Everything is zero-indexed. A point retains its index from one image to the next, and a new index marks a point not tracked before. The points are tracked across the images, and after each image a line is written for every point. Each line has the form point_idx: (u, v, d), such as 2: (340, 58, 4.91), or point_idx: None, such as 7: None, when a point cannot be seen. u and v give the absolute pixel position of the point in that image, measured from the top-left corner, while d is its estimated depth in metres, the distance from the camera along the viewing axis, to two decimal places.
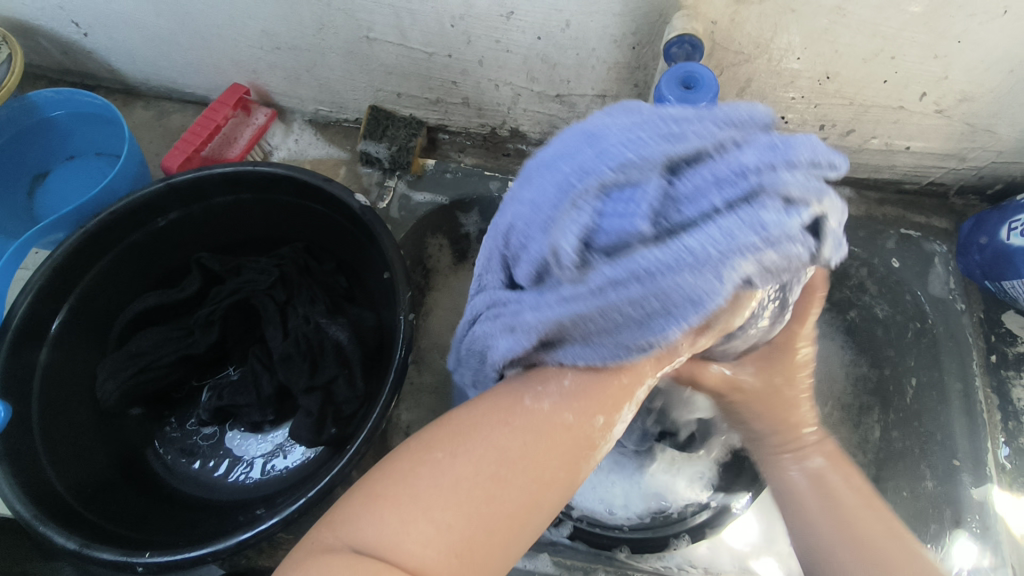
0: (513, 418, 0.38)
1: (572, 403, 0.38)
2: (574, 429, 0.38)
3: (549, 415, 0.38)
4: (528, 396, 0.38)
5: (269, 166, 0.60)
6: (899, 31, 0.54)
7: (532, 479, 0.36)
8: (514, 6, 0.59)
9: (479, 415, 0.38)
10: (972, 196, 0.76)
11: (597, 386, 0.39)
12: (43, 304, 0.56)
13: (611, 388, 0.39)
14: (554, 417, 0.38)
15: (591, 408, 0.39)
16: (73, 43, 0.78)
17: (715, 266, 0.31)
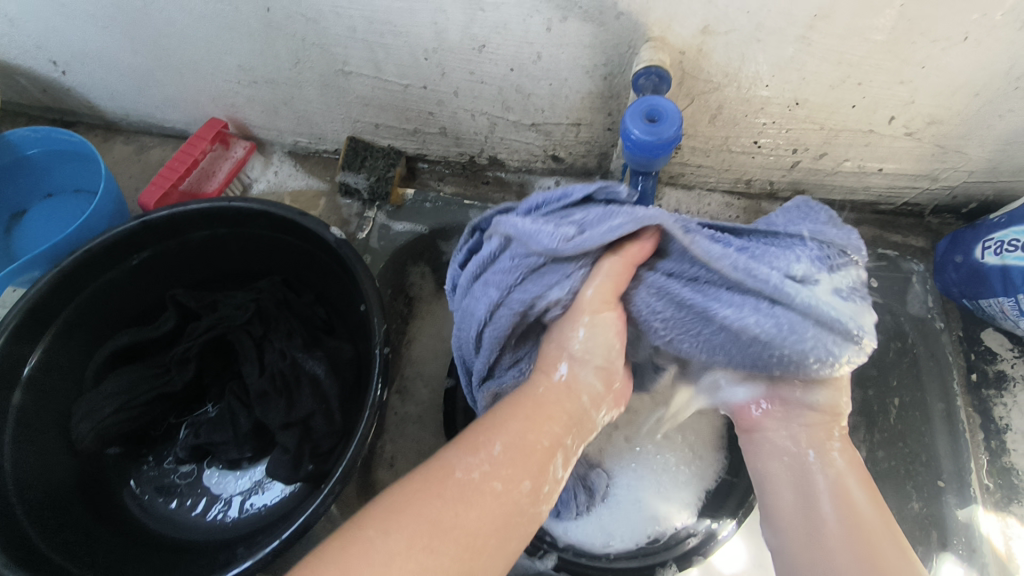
0: (445, 488, 0.38)
1: (501, 471, 0.40)
2: (503, 495, 0.39)
3: (475, 483, 0.39)
4: (460, 466, 0.40)
5: (244, 202, 0.61)
6: (863, 58, 0.55)
7: (460, 547, 0.37)
8: (485, 40, 0.60)
9: (413, 484, 0.39)
10: (948, 214, 0.76)
11: (518, 452, 0.40)
12: (17, 347, 0.56)
13: (535, 452, 0.41)
14: (483, 485, 0.39)
15: (518, 474, 0.40)
16: (51, 81, 0.78)
17: (484, 274, 0.47)
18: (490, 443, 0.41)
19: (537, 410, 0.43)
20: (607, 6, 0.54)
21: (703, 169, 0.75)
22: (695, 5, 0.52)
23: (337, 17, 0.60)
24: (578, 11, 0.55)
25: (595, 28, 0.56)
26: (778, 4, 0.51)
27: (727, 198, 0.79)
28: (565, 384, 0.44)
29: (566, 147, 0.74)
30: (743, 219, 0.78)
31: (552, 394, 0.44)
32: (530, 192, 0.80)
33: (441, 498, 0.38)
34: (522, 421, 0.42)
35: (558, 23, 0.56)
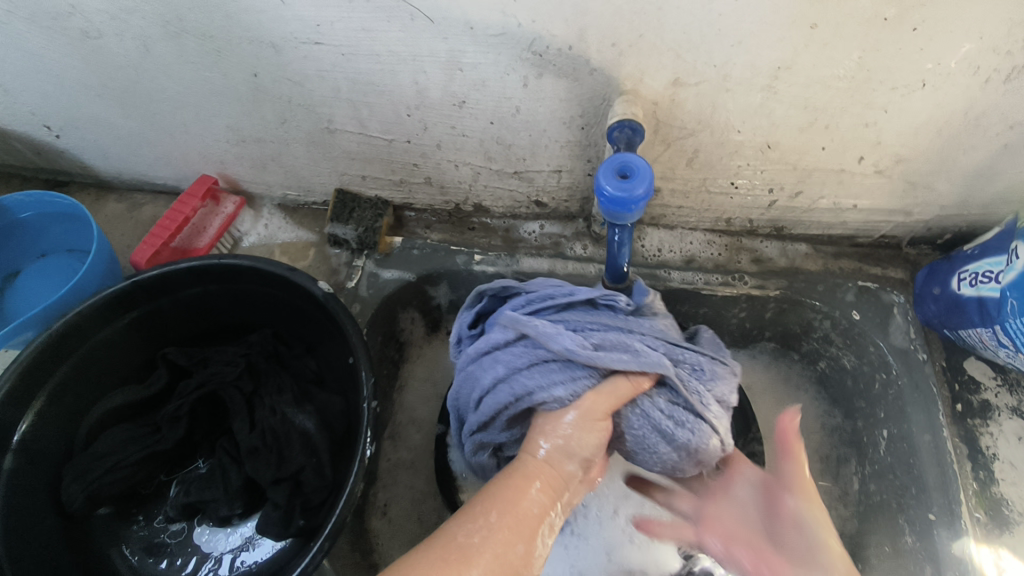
0: (447, 554, 0.44)
1: (494, 535, 0.45)
2: (501, 557, 0.44)
3: (474, 547, 0.44)
4: (460, 533, 0.45)
5: (234, 259, 0.62)
6: (828, 103, 0.57)
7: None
8: (465, 96, 0.62)
9: (416, 553, 0.44)
10: (924, 245, 0.78)
11: (510, 521, 0.46)
12: (9, 411, 0.56)
13: (527, 518, 0.46)
14: (482, 549, 0.44)
15: (514, 537, 0.45)
16: (44, 144, 0.80)
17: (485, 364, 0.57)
18: (486, 510, 0.46)
19: (523, 479, 0.49)
20: (580, 63, 0.56)
21: (684, 211, 0.76)
22: (664, 60, 0.54)
23: (321, 79, 0.62)
24: (552, 68, 0.57)
25: (570, 83, 0.58)
26: (743, 57, 0.53)
27: (709, 236, 0.79)
28: (554, 462, 0.50)
29: (549, 193, 0.76)
30: (725, 255, 0.78)
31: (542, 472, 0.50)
32: (515, 236, 0.81)
33: (443, 563, 0.43)
34: (512, 491, 0.48)
35: (534, 79, 0.59)
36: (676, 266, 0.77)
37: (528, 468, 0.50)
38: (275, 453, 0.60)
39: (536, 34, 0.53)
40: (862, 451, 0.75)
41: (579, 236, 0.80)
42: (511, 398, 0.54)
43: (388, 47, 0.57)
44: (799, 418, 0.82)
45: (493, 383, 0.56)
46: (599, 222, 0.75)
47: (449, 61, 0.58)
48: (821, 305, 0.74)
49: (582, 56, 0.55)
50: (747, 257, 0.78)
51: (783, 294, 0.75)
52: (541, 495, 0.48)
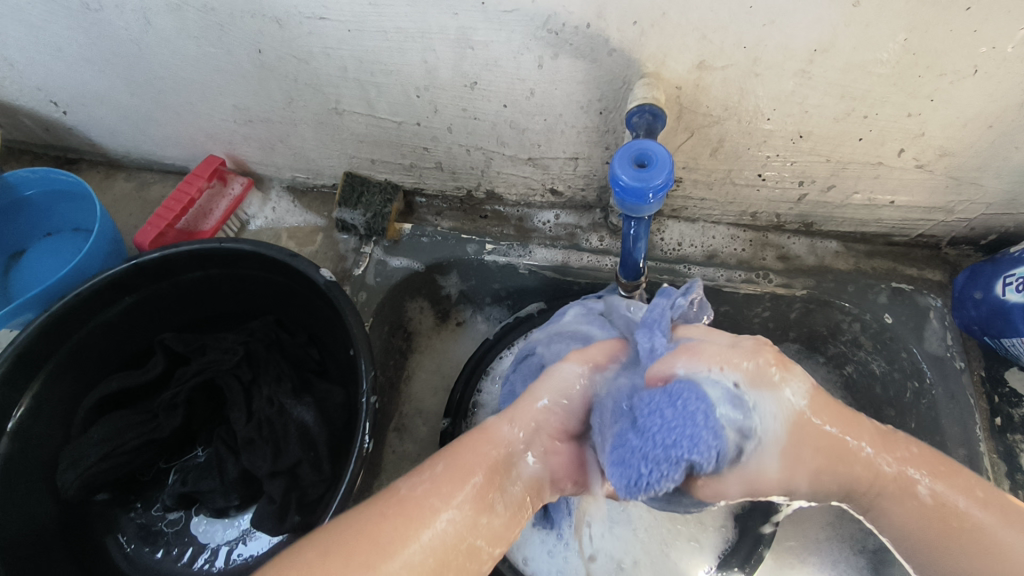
0: (387, 509, 0.44)
1: (439, 488, 0.45)
2: (446, 513, 0.43)
3: (419, 501, 0.44)
4: (402, 487, 0.45)
5: (236, 243, 0.60)
6: (868, 91, 0.53)
7: (398, 558, 0.41)
8: (476, 77, 0.59)
9: (359, 507, 0.44)
10: (966, 245, 0.73)
11: (461, 468, 0.46)
12: (6, 394, 0.55)
13: (474, 471, 0.46)
14: (425, 502, 0.44)
15: (458, 488, 0.45)
16: (53, 121, 0.79)
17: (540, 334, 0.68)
18: (433, 464, 0.46)
19: (486, 433, 0.49)
20: (599, 43, 0.52)
21: (706, 203, 0.72)
22: (689, 41, 0.51)
23: (327, 57, 0.59)
24: (569, 48, 0.53)
25: (587, 64, 0.55)
26: (775, 38, 0.49)
27: (733, 230, 0.75)
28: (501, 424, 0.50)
29: (565, 181, 0.72)
30: (749, 252, 0.74)
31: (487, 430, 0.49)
32: (528, 225, 0.78)
33: (385, 516, 0.43)
34: (462, 448, 0.48)
35: (549, 60, 0.55)
36: (697, 261, 0.73)
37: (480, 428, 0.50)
38: (272, 445, 0.58)
39: (552, 11, 0.50)
40: None
41: (596, 228, 0.76)
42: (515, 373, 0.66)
43: (395, 23, 0.54)
44: None
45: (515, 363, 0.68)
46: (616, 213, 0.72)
47: (459, 39, 0.55)
48: (851, 307, 0.70)
49: (601, 35, 0.52)
50: (773, 253, 0.74)
51: (810, 294, 0.71)
52: (490, 449, 0.48)
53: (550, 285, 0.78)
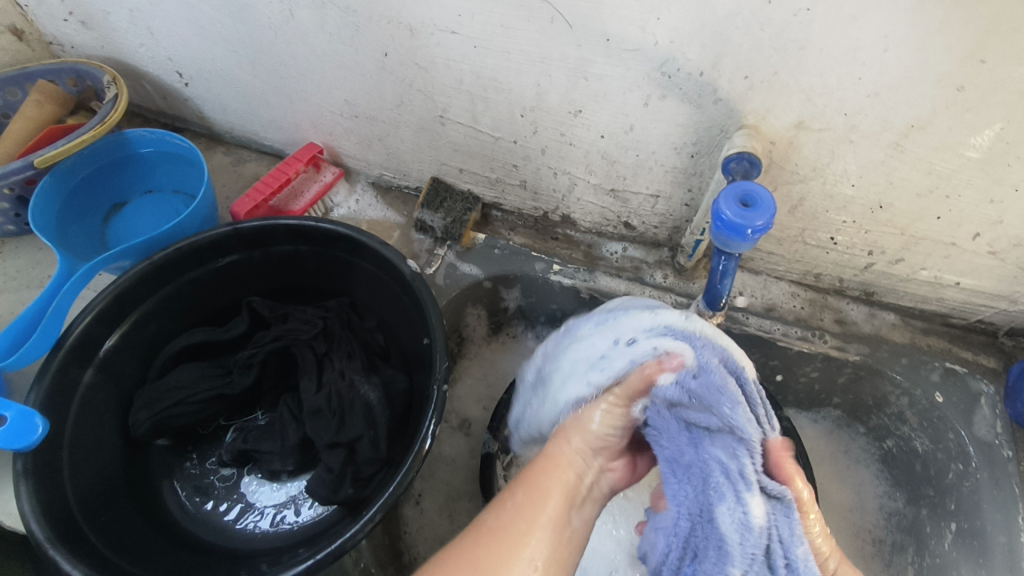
0: (480, 537, 0.45)
1: (522, 517, 0.46)
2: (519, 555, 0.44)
3: (489, 521, 0.46)
4: (491, 518, 0.46)
5: (331, 223, 0.64)
6: (955, 173, 0.56)
7: None
8: (582, 106, 0.62)
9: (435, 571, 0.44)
10: (1022, 337, 0.74)
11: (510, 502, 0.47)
12: (99, 327, 0.60)
13: (550, 506, 0.47)
14: (517, 533, 0.45)
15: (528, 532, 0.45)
16: (173, 90, 0.85)
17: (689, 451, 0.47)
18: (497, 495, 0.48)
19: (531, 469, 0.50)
20: (707, 91, 0.56)
21: (773, 257, 0.75)
22: (792, 101, 0.54)
23: (447, 67, 0.64)
24: (678, 92, 0.57)
25: (691, 110, 0.58)
26: (878, 110, 0.52)
27: (794, 287, 0.77)
28: (580, 449, 0.50)
29: (640, 217, 0.75)
30: (808, 311, 0.76)
31: (556, 454, 0.50)
32: (596, 253, 0.81)
33: (484, 550, 0.45)
34: (534, 470, 0.49)
35: (656, 100, 0.59)
36: (756, 312, 0.75)
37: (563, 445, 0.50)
38: (337, 417, 0.60)
39: (671, 55, 0.54)
40: (921, 541, 0.72)
41: (662, 265, 0.79)
42: (782, 525, 0.43)
43: (520, 46, 0.58)
44: (856, 494, 0.79)
45: (800, 548, 0.42)
46: (686, 253, 0.74)
47: (576, 69, 0.59)
48: (902, 380, 0.72)
49: (711, 85, 0.55)
50: (831, 316, 0.75)
51: (863, 361, 0.73)
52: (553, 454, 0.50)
53: None
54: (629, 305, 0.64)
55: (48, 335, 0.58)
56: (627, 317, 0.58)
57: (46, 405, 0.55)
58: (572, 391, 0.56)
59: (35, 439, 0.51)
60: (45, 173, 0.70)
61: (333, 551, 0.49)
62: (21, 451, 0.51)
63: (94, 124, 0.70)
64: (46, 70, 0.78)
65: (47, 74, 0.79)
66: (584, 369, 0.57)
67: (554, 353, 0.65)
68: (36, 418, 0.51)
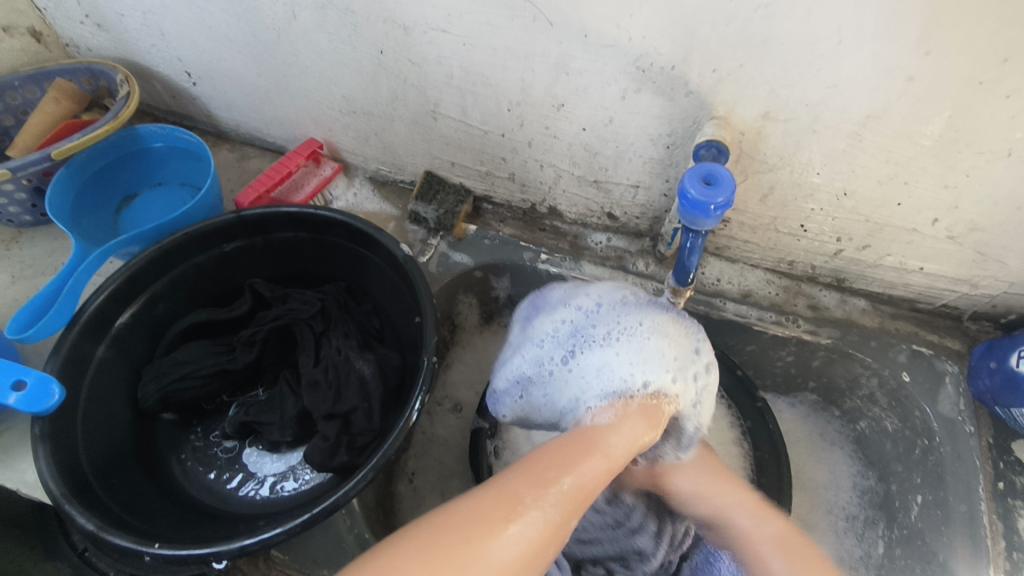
0: (504, 507, 0.45)
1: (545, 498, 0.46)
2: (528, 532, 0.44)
3: (517, 495, 0.46)
4: (526, 492, 0.46)
5: (329, 210, 0.68)
6: (910, 159, 0.60)
7: (503, 541, 0.44)
8: (565, 100, 0.67)
9: (458, 515, 0.45)
10: (986, 321, 0.77)
11: (545, 472, 0.48)
12: (111, 305, 0.64)
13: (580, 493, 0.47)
14: (541, 514, 0.45)
15: (553, 514, 0.46)
16: (182, 89, 0.90)
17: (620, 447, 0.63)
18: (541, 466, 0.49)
19: (576, 447, 0.51)
20: (678, 84, 0.60)
21: (749, 246, 0.79)
22: (758, 93, 0.58)
23: (439, 64, 0.69)
24: (652, 85, 0.61)
25: (665, 102, 0.63)
26: (836, 100, 0.57)
27: (769, 275, 0.81)
28: (620, 448, 0.51)
29: (623, 207, 0.79)
30: (783, 296, 0.80)
31: (592, 445, 0.51)
32: (582, 243, 0.85)
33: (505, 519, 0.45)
34: (570, 454, 0.50)
35: (632, 93, 0.63)
36: (733, 297, 0.79)
37: (602, 439, 0.51)
38: (333, 390, 0.64)
39: (644, 50, 0.58)
40: (891, 515, 0.76)
41: (643, 254, 0.83)
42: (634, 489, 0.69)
43: (506, 43, 0.63)
44: (831, 474, 0.83)
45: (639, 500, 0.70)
46: (666, 241, 0.78)
47: (558, 64, 0.63)
48: (872, 361, 0.75)
49: (681, 78, 0.60)
50: (805, 301, 0.79)
51: (835, 343, 0.76)
52: (598, 453, 0.50)
53: None
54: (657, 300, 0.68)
55: (64, 311, 0.62)
56: (684, 331, 0.63)
57: (62, 375, 0.59)
58: (646, 375, 0.58)
59: (51, 405, 0.54)
60: (62, 165, 0.75)
61: (327, 507, 0.53)
62: (39, 416, 0.54)
63: (108, 120, 0.75)
64: (62, 70, 0.83)
65: (64, 73, 0.83)
66: (658, 358, 0.59)
67: (593, 318, 0.66)
68: (54, 386, 0.55)
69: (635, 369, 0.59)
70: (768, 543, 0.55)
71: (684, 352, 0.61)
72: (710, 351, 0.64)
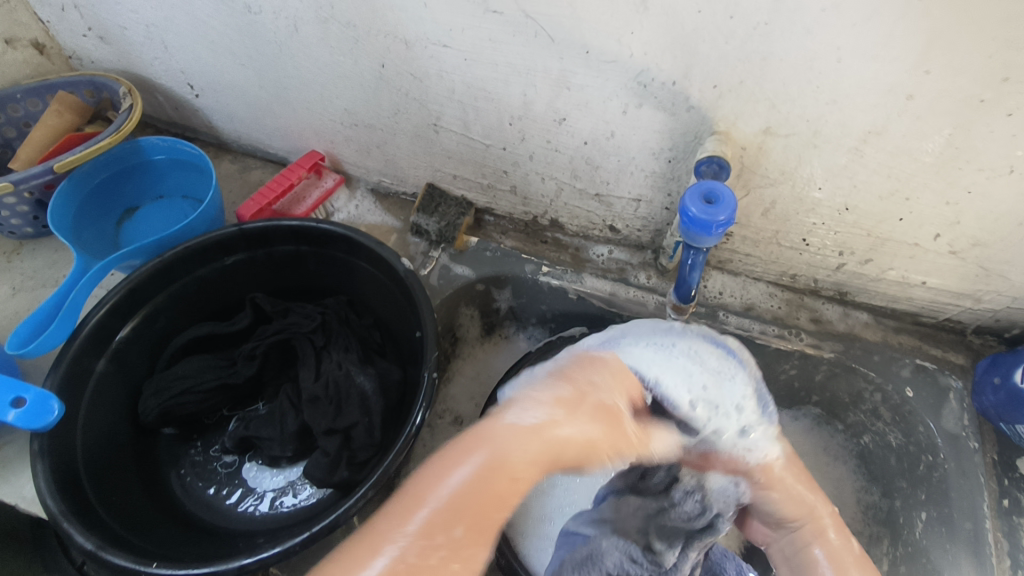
0: (380, 567, 0.37)
1: (437, 547, 0.38)
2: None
3: (397, 542, 0.38)
4: (404, 538, 0.38)
5: (330, 224, 0.68)
6: (912, 175, 0.60)
7: None
8: (566, 114, 0.67)
9: (334, 572, 0.38)
10: (990, 335, 0.77)
11: (430, 503, 0.39)
12: (112, 319, 0.64)
13: (482, 526, 0.40)
14: (424, 568, 0.38)
15: (452, 560, 0.38)
16: (184, 101, 0.90)
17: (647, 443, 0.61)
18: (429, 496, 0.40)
19: (484, 457, 0.41)
20: (680, 99, 0.60)
21: (751, 259, 0.79)
22: (759, 109, 0.58)
23: (440, 79, 0.69)
24: (653, 100, 0.61)
25: (667, 117, 0.63)
26: (836, 116, 0.57)
27: (771, 288, 0.81)
28: (534, 452, 0.42)
29: (624, 220, 0.79)
30: (785, 310, 0.80)
31: (493, 458, 0.41)
32: (584, 256, 0.85)
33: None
34: (465, 484, 0.40)
35: (634, 108, 0.63)
36: (735, 311, 0.79)
37: (508, 458, 0.41)
38: (334, 405, 0.64)
39: (645, 66, 0.58)
40: (896, 531, 0.75)
41: (645, 267, 0.83)
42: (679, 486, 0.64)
43: (507, 58, 0.63)
44: (834, 488, 0.82)
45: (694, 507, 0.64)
46: (667, 254, 0.78)
47: (559, 79, 0.63)
48: (875, 376, 0.75)
49: (683, 93, 0.60)
50: (807, 315, 0.79)
51: (837, 357, 0.76)
52: (508, 469, 0.41)
53: (593, 314, 0.84)
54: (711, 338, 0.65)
55: (64, 326, 0.62)
56: (733, 384, 0.61)
57: (62, 391, 0.59)
58: (677, 395, 0.58)
59: (51, 421, 0.54)
60: (63, 178, 0.75)
61: (327, 525, 0.52)
62: (36, 432, 0.54)
63: (110, 133, 0.75)
64: (65, 83, 0.83)
65: (67, 86, 0.84)
66: (688, 376, 0.60)
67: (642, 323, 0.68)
68: (52, 402, 0.54)
69: (672, 384, 0.58)
70: (824, 557, 0.57)
71: (720, 380, 0.61)
72: (755, 415, 0.61)
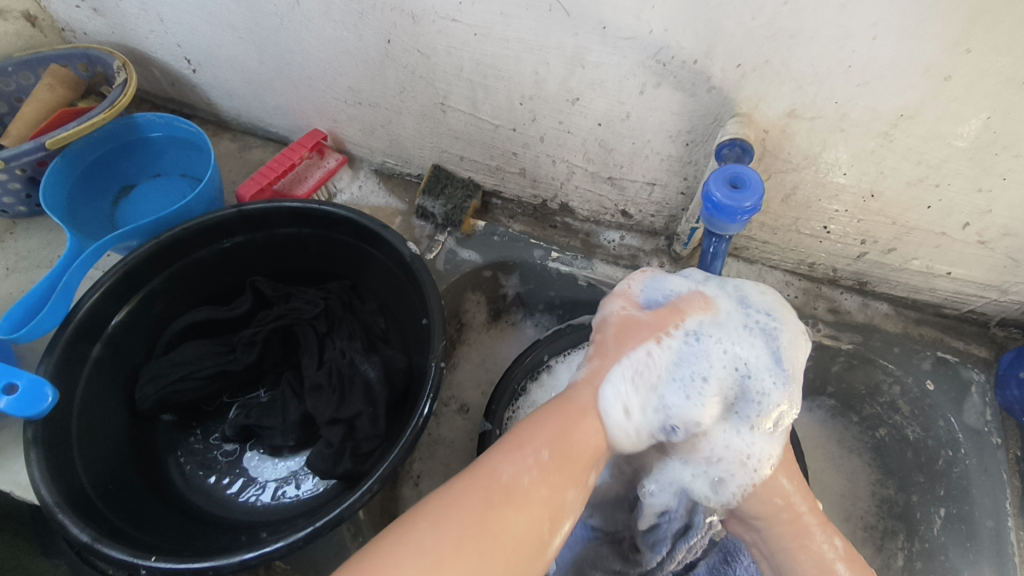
0: (492, 493, 0.42)
1: (544, 475, 0.44)
2: (539, 515, 0.43)
3: (501, 475, 0.44)
4: (506, 471, 0.44)
5: (333, 207, 0.65)
6: (944, 161, 0.57)
7: (506, 528, 0.41)
8: (579, 94, 0.64)
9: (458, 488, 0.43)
10: (1014, 327, 0.74)
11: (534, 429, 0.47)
12: (106, 303, 0.61)
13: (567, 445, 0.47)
14: (528, 493, 0.43)
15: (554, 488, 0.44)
16: (181, 76, 0.87)
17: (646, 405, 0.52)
18: (523, 439, 0.46)
19: (562, 404, 0.50)
20: (701, 79, 0.57)
21: (768, 247, 0.76)
22: (785, 89, 0.55)
23: (448, 55, 0.66)
24: (672, 79, 0.58)
25: (686, 97, 0.59)
26: (867, 99, 0.53)
27: (788, 277, 0.79)
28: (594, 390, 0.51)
29: (638, 205, 0.77)
30: (802, 299, 0.77)
31: (583, 407, 0.49)
32: (594, 241, 0.82)
33: (485, 502, 0.42)
34: (564, 427, 0.47)
35: (651, 88, 0.60)
36: None
37: (572, 398, 0.50)
38: (337, 393, 0.62)
39: (665, 43, 0.55)
40: (911, 527, 0.74)
41: (658, 254, 0.80)
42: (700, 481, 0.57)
43: (518, 34, 0.60)
44: (848, 482, 0.80)
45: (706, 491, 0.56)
46: (683, 241, 0.76)
47: (574, 57, 0.60)
48: (894, 368, 0.73)
49: (704, 73, 0.56)
50: (825, 305, 0.77)
51: (856, 349, 0.74)
52: (581, 408, 0.49)
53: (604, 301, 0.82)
54: (787, 346, 0.53)
55: (57, 310, 0.60)
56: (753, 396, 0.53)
57: (55, 377, 0.56)
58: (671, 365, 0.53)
59: (45, 408, 0.52)
60: (56, 155, 0.72)
61: (331, 520, 0.50)
62: (30, 421, 0.52)
63: (104, 109, 0.72)
64: (58, 56, 0.80)
65: (59, 59, 0.80)
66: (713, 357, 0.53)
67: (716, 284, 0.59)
68: (47, 388, 0.53)
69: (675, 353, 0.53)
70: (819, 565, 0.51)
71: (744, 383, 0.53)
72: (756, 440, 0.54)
